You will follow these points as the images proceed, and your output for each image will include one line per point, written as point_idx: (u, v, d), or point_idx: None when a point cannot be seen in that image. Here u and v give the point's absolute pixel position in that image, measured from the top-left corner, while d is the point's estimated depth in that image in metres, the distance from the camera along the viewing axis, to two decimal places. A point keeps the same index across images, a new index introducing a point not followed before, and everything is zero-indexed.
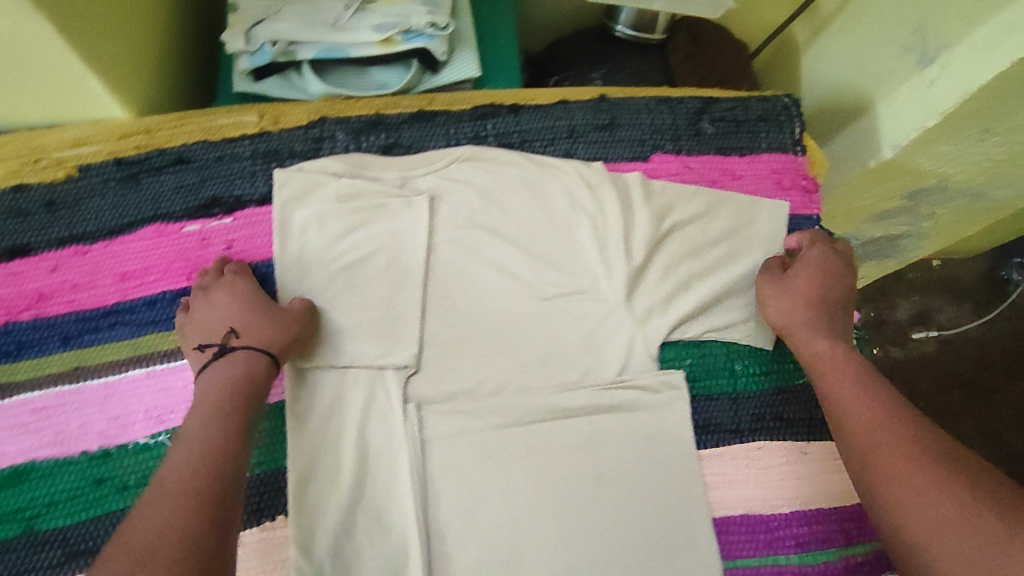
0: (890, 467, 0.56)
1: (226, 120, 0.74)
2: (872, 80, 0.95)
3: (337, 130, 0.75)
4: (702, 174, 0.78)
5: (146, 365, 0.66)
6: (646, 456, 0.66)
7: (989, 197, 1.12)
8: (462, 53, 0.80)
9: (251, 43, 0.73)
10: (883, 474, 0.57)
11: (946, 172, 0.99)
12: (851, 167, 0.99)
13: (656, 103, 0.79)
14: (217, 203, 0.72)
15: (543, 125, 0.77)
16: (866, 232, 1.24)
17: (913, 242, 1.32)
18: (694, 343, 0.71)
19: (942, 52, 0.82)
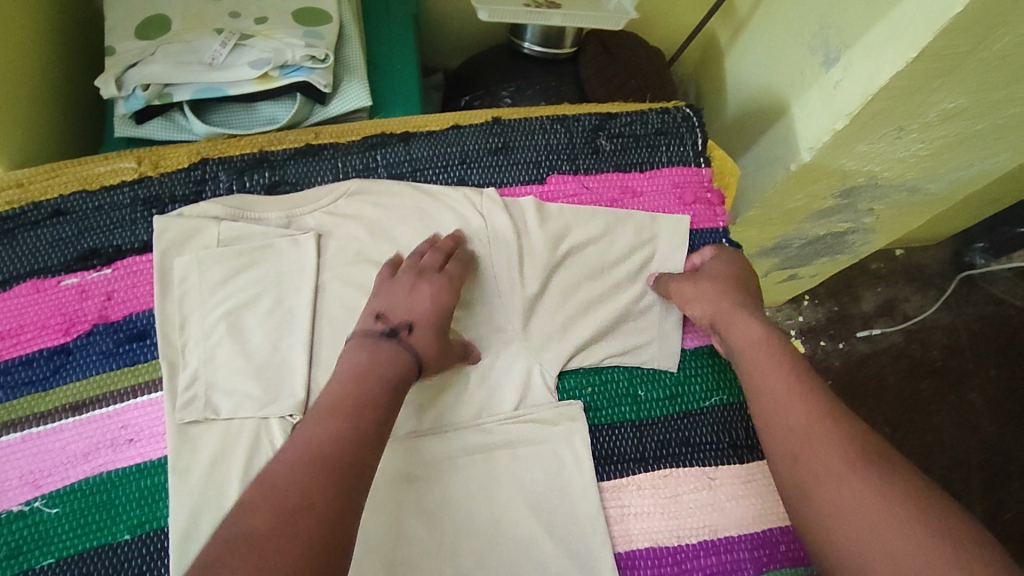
0: (820, 464, 0.52)
1: (103, 168, 0.72)
2: (787, 82, 0.93)
3: (220, 172, 0.73)
4: (601, 193, 0.76)
5: (20, 429, 0.63)
6: (546, 493, 0.63)
7: (924, 190, 1.07)
8: (351, 82, 0.78)
9: (124, 87, 0.72)
10: (814, 474, 0.52)
11: (873, 170, 0.96)
12: (774, 171, 0.96)
13: (551, 122, 0.78)
14: (96, 254, 0.70)
15: (434, 152, 0.76)
16: (806, 231, 1.16)
17: (861, 238, 1.24)
18: (596, 370, 0.69)
19: (846, 53, 0.80)
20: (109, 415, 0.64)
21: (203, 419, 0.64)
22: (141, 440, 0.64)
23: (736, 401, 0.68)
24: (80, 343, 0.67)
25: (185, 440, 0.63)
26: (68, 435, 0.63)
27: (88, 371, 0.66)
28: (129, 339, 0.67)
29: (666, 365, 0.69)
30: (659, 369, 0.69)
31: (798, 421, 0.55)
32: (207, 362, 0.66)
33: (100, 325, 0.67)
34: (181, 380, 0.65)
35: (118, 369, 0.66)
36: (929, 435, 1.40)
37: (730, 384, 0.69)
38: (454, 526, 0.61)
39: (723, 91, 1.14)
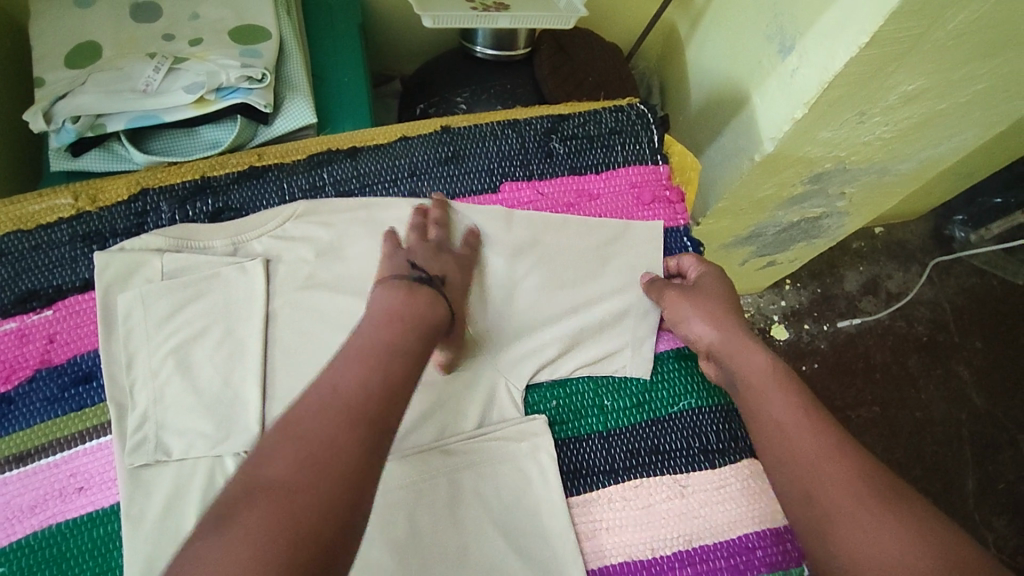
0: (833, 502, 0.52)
1: (38, 206, 0.70)
2: (746, 71, 0.91)
3: (161, 202, 0.71)
4: (557, 198, 0.74)
5: None
6: (515, 513, 0.61)
7: (895, 171, 1.05)
8: (294, 100, 0.76)
9: (53, 121, 0.69)
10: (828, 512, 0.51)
11: (839, 155, 0.94)
12: (739, 161, 0.95)
13: (502, 128, 0.76)
14: (34, 296, 0.67)
15: (383, 167, 0.74)
16: (780, 217, 1.15)
17: (837, 222, 1.22)
18: (559, 383, 0.67)
19: (799, 41, 0.79)
20: (56, 464, 0.62)
21: (154, 461, 0.61)
22: (90, 488, 0.61)
23: (706, 404, 0.66)
24: (22, 390, 0.64)
25: (137, 485, 0.61)
26: (13, 488, 0.61)
27: (31, 420, 0.63)
28: (74, 383, 0.64)
29: (631, 372, 0.67)
30: (625, 376, 0.67)
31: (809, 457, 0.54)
32: (156, 400, 0.63)
33: (43, 369, 0.65)
34: (130, 420, 0.63)
35: (64, 415, 0.63)
36: (919, 412, 1.39)
37: (698, 386, 0.67)
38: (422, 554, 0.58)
39: (685, 82, 1.12)
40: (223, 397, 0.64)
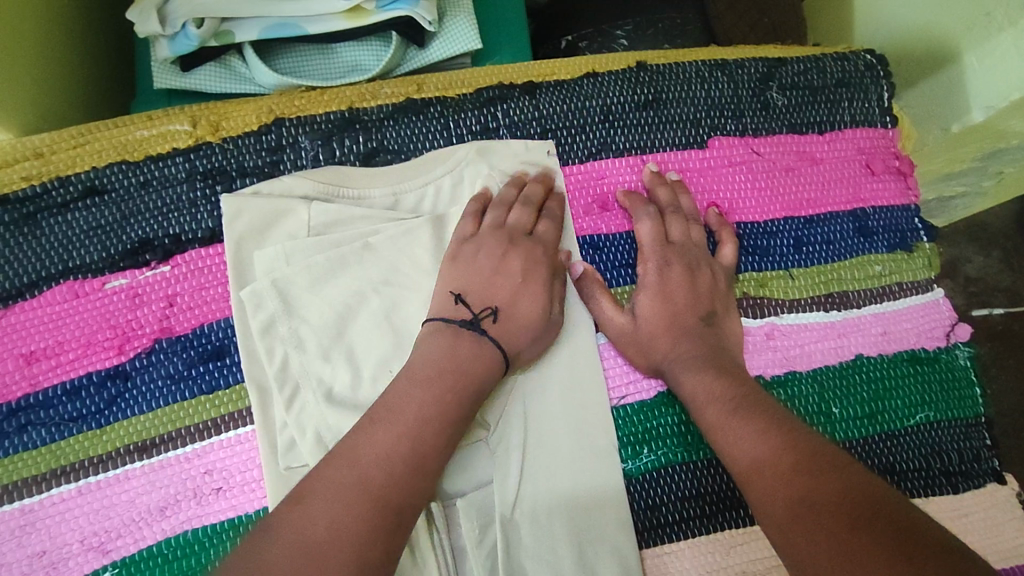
0: (766, 472, 0.43)
1: (146, 131, 0.56)
2: (956, 13, 0.66)
3: (300, 135, 0.57)
4: (774, 160, 0.63)
5: (76, 479, 0.49)
6: (604, 507, 0.52)
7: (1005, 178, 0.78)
8: (456, 20, 0.62)
9: (168, 22, 0.55)
10: (787, 482, 0.42)
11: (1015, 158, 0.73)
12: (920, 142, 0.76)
13: (710, 69, 0.64)
14: (147, 247, 0.54)
15: (569, 108, 0.61)
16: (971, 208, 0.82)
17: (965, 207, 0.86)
18: (781, 381, 0.58)
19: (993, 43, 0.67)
20: (187, 459, 0.50)
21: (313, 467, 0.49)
22: (230, 489, 0.50)
23: (942, 418, 0.60)
24: (140, 365, 0.51)
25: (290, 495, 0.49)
26: (137, 485, 0.49)
27: (153, 402, 0.51)
28: (202, 359, 0.52)
29: (861, 375, 0.59)
30: (855, 380, 0.59)
31: (715, 420, 0.49)
32: (316, 380, 0.51)
33: (163, 341, 0.52)
34: (277, 403, 0.50)
35: (193, 398, 0.51)
36: None
37: (936, 398, 0.60)
38: (519, 564, 0.50)
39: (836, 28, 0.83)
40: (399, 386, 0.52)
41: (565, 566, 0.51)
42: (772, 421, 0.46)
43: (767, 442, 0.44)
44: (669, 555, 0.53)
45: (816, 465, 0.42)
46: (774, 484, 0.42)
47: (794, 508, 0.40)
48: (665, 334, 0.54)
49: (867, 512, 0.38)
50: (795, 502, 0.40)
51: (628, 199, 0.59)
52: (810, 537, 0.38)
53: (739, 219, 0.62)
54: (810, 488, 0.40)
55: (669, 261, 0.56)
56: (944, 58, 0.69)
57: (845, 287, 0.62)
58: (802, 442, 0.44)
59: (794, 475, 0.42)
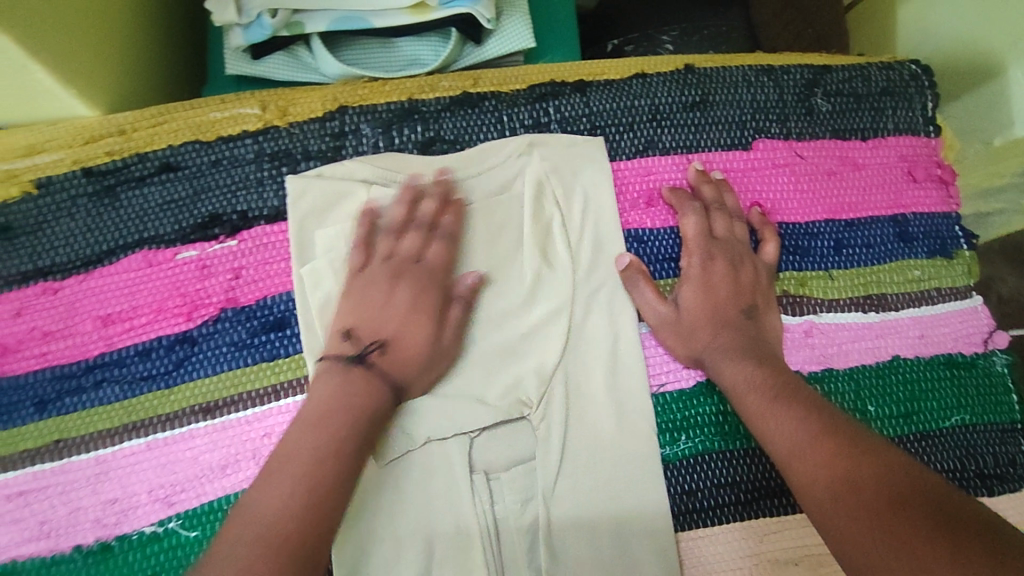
0: (806, 457, 0.45)
1: (220, 113, 0.59)
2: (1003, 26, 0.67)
3: (362, 123, 0.60)
4: (817, 163, 0.65)
5: (145, 434, 0.52)
6: (642, 488, 0.54)
7: None
8: (513, 18, 0.65)
9: (245, 12, 0.59)
10: (827, 466, 0.44)
11: None
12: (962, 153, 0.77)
13: (757, 74, 0.66)
14: (217, 222, 0.57)
15: (618, 106, 0.63)
16: None
17: None
18: (818, 378, 0.59)
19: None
20: (248, 422, 0.53)
21: None
22: None
23: (978, 422, 0.60)
24: (206, 331, 0.54)
25: None
26: (201, 443, 0.52)
27: (217, 366, 0.54)
28: (265, 329, 0.55)
29: (898, 376, 0.60)
30: (891, 381, 0.60)
31: (754, 408, 0.50)
32: None
33: (229, 310, 0.55)
34: None
35: (255, 365, 0.54)
36: None
37: (973, 401, 0.61)
38: (558, 538, 0.52)
39: (879, 39, 0.85)
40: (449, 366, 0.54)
41: (602, 542, 0.53)
42: (811, 410, 0.47)
43: (807, 428, 0.46)
44: (702, 539, 0.55)
45: (856, 450, 0.44)
46: (817, 466, 0.44)
47: (836, 489, 0.42)
48: (707, 325, 0.56)
49: (907, 494, 0.40)
50: (837, 484, 0.42)
51: (675, 195, 0.61)
52: (852, 515, 0.41)
53: (781, 219, 0.63)
54: (853, 470, 0.42)
55: (712, 255, 0.58)
56: (989, 70, 0.70)
57: (884, 289, 0.63)
58: (842, 429, 0.45)
59: (835, 458, 0.44)
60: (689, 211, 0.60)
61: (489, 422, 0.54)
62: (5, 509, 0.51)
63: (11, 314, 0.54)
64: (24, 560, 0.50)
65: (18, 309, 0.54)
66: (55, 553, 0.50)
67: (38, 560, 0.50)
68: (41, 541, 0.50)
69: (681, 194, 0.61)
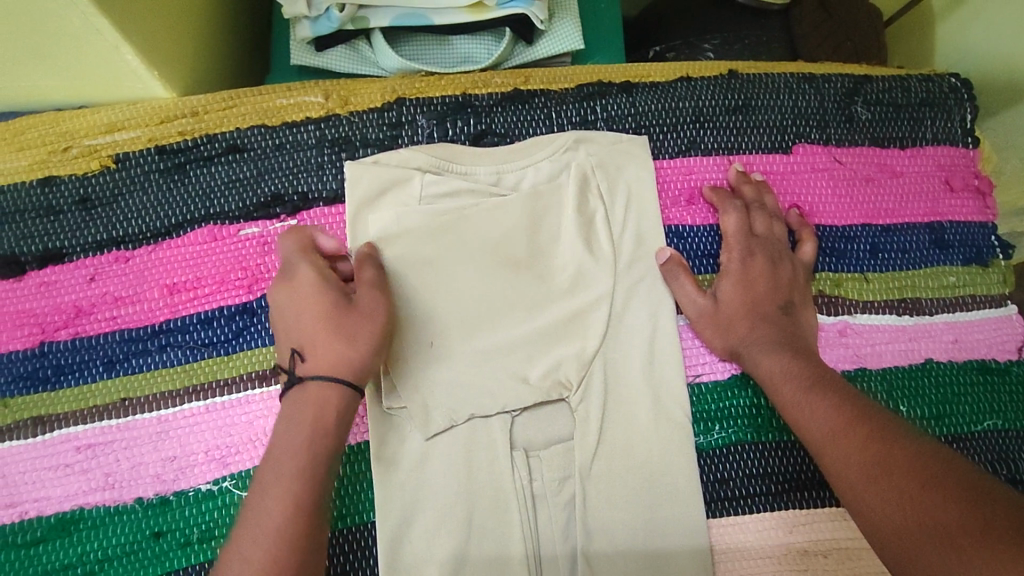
0: (837, 442, 0.47)
1: (285, 100, 0.62)
2: None
3: (418, 114, 0.63)
4: (855, 169, 0.66)
5: (204, 397, 0.55)
6: (675, 472, 0.55)
7: None
8: (564, 21, 0.68)
9: (313, 6, 0.62)
10: (858, 450, 0.45)
11: None
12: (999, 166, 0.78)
13: (799, 81, 0.68)
14: (279, 201, 0.60)
15: (663, 107, 0.66)
16: None
17: None
18: (852, 376, 0.60)
19: None
20: None
21: (413, 410, 0.54)
22: None
23: (1010, 428, 0.61)
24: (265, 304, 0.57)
25: (392, 429, 0.55)
26: (256, 409, 0.55)
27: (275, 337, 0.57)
28: None
29: (931, 378, 0.61)
30: (924, 383, 0.61)
31: (789, 397, 0.52)
32: (419, 332, 0.56)
33: None
34: None
35: None
36: None
37: (1006, 407, 0.61)
38: (593, 516, 0.54)
39: (917, 56, 0.86)
40: (494, 347, 0.57)
41: (635, 522, 0.54)
42: (845, 399, 0.49)
43: (841, 415, 0.48)
44: (733, 527, 0.56)
45: (889, 435, 0.45)
46: (849, 451, 0.45)
47: (868, 471, 0.44)
48: (744, 318, 0.57)
49: (938, 474, 0.41)
50: (869, 466, 0.44)
51: (716, 194, 0.63)
52: (883, 495, 0.42)
53: (819, 222, 0.65)
54: (884, 454, 0.44)
55: (754, 252, 0.60)
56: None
57: (919, 294, 0.64)
58: (875, 416, 0.47)
59: (868, 442, 0.45)
60: (729, 210, 0.61)
61: (528, 402, 0.56)
62: (71, 461, 0.54)
63: (84, 279, 0.57)
64: (86, 509, 0.53)
65: (90, 274, 0.57)
66: (115, 504, 0.53)
67: (99, 510, 0.53)
68: (102, 492, 0.53)
69: (724, 193, 0.63)
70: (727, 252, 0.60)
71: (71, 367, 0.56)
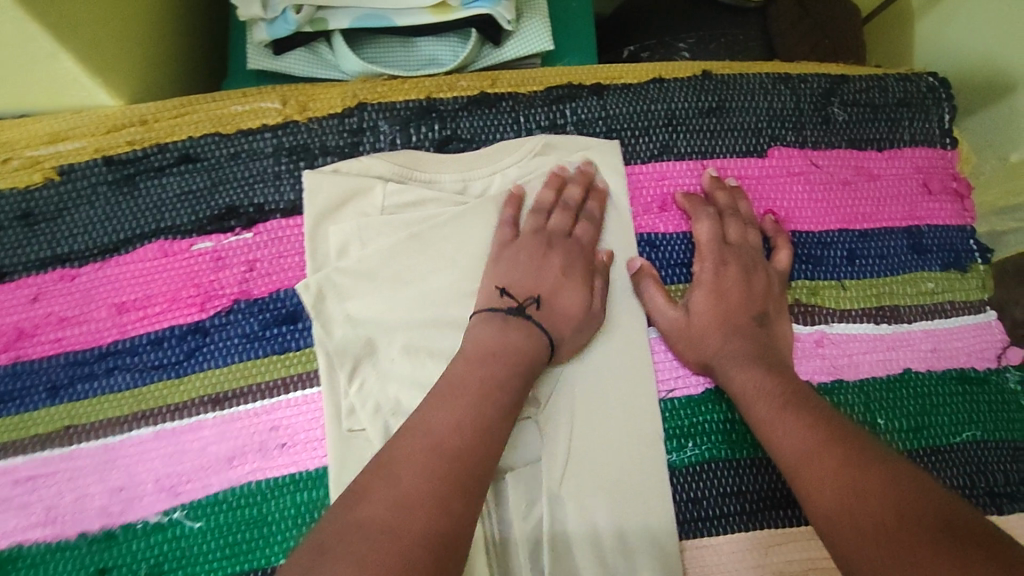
0: (811, 465, 0.45)
1: (240, 107, 0.60)
2: None
3: (380, 120, 0.61)
4: (832, 173, 0.65)
5: (154, 423, 0.53)
6: (646, 492, 0.54)
7: None
8: (533, 20, 0.65)
9: (268, 7, 0.59)
10: (833, 474, 0.44)
11: None
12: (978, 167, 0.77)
13: (775, 82, 0.66)
14: (233, 213, 0.57)
15: (635, 110, 0.64)
16: None
17: None
18: (829, 388, 0.59)
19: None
20: (257, 414, 0.53)
21: (373, 432, 0.52)
22: (295, 445, 0.53)
23: (988, 439, 0.60)
24: (219, 322, 0.55)
25: (351, 451, 0.52)
26: (210, 434, 0.53)
27: (229, 358, 0.54)
28: (277, 322, 0.55)
29: (909, 389, 0.60)
30: (902, 394, 0.60)
31: (765, 416, 0.50)
32: (379, 348, 0.54)
33: (242, 302, 0.55)
34: (343, 372, 0.53)
35: (265, 357, 0.54)
36: None
37: (984, 418, 0.60)
38: (560, 539, 0.52)
39: (896, 55, 0.85)
40: None
41: (604, 544, 0.53)
42: (820, 419, 0.47)
43: (816, 437, 0.46)
44: (706, 547, 0.54)
45: (865, 459, 0.43)
46: (824, 476, 0.44)
47: (842, 498, 0.42)
48: (718, 331, 0.55)
49: (913, 503, 0.40)
50: (845, 493, 0.42)
51: (690, 201, 0.61)
52: (856, 523, 0.41)
53: (794, 227, 0.63)
54: (859, 480, 0.42)
55: (729, 262, 0.58)
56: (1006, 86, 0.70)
57: (896, 301, 0.62)
58: (850, 438, 0.45)
59: (843, 465, 0.44)
60: (703, 218, 0.60)
61: None
62: (10, 495, 0.51)
63: (26, 299, 0.55)
64: (26, 546, 0.51)
65: (33, 295, 0.55)
66: (56, 540, 0.51)
67: (39, 547, 0.51)
68: (43, 527, 0.51)
69: (698, 201, 0.61)
70: (701, 261, 0.59)
71: (11, 394, 0.53)
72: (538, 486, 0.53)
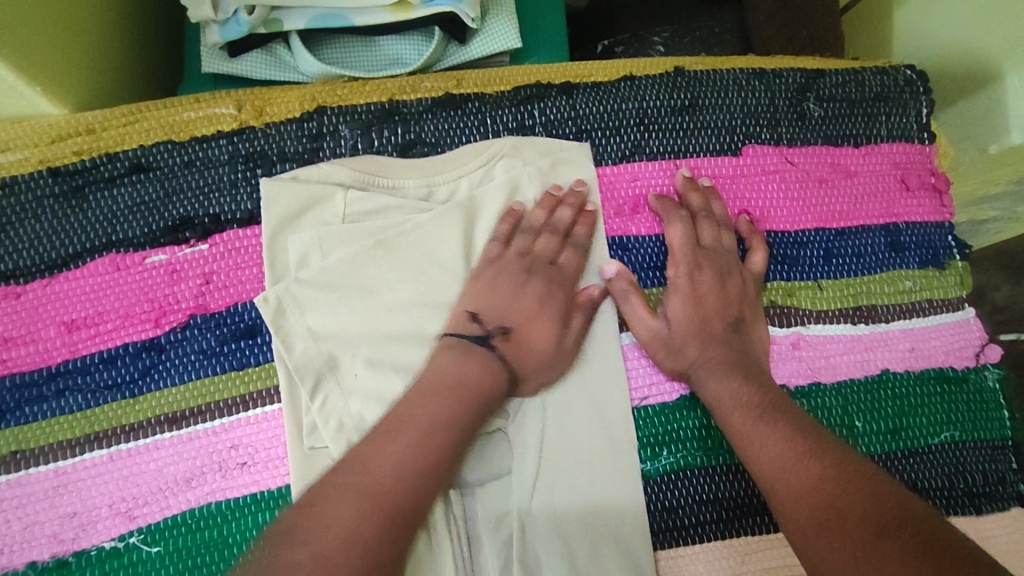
0: (788, 483, 0.44)
1: (193, 113, 0.57)
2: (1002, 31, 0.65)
3: (341, 124, 0.59)
4: (808, 170, 0.63)
5: (107, 446, 0.51)
6: (620, 504, 0.52)
7: None
8: (499, 18, 0.63)
9: (220, 8, 0.57)
10: (810, 493, 0.42)
11: None
12: None
13: (748, 78, 0.64)
14: (187, 225, 0.55)
15: (605, 109, 0.62)
16: None
17: None
18: (806, 391, 0.58)
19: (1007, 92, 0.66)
20: (215, 433, 0.51)
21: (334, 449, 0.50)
22: (255, 465, 0.51)
23: (966, 439, 0.59)
24: (175, 339, 0.53)
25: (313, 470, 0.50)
26: (166, 455, 0.51)
27: (185, 375, 0.52)
28: (235, 337, 0.53)
29: (886, 390, 0.59)
30: (879, 396, 0.59)
31: (739, 425, 0.49)
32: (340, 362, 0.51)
33: (198, 316, 0.53)
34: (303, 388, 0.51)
35: (223, 374, 0.52)
36: None
37: (962, 418, 0.59)
38: (532, 555, 0.51)
39: (874, 46, 0.83)
40: None
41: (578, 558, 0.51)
42: (795, 429, 0.46)
43: (792, 452, 0.45)
44: (682, 558, 0.53)
45: (843, 477, 0.42)
46: (800, 496, 0.42)
47: (819, 518, 0.41)
48: (692, 338, 0.54)
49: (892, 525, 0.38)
50: (819, 509, 0.41)
51: (663, 203, 0.59)
52: (834, 545, 0.39)
53: (770, 227, 0.62)
54: (836, 499, 0.41)
55: (702, 266, 0.56)
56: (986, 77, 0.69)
57: (874, 301, 0.61)
58: (827, 454, 0.44)
59: (820, 483, 0.42)
60: (676, 220, 0.58)
61: None
62: None
63: None
64: None
65: None
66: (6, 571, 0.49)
67: None
68: None
69: (672, 203, 0.59)
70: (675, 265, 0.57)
71: None
72: (508, 502, 0.51)
